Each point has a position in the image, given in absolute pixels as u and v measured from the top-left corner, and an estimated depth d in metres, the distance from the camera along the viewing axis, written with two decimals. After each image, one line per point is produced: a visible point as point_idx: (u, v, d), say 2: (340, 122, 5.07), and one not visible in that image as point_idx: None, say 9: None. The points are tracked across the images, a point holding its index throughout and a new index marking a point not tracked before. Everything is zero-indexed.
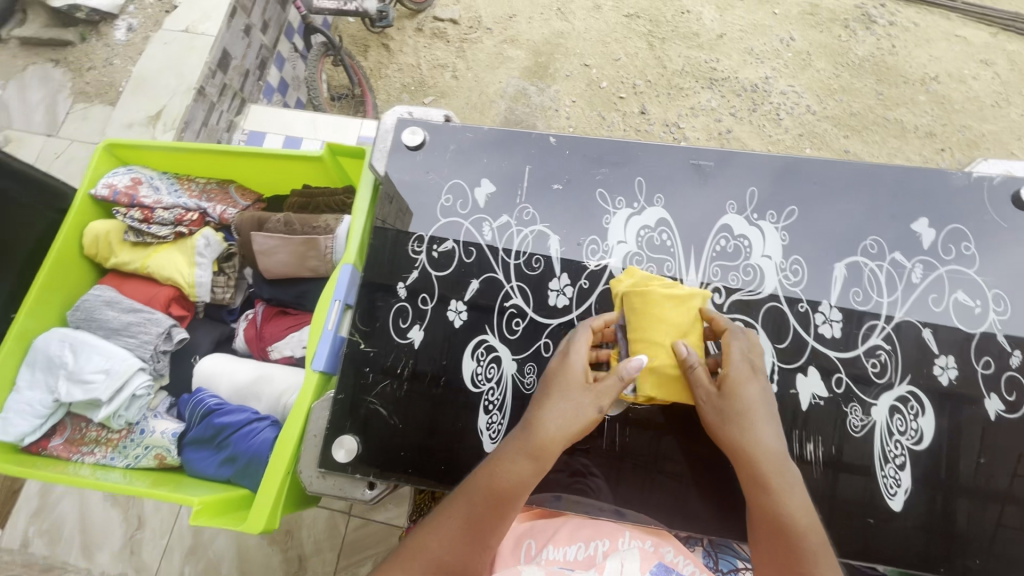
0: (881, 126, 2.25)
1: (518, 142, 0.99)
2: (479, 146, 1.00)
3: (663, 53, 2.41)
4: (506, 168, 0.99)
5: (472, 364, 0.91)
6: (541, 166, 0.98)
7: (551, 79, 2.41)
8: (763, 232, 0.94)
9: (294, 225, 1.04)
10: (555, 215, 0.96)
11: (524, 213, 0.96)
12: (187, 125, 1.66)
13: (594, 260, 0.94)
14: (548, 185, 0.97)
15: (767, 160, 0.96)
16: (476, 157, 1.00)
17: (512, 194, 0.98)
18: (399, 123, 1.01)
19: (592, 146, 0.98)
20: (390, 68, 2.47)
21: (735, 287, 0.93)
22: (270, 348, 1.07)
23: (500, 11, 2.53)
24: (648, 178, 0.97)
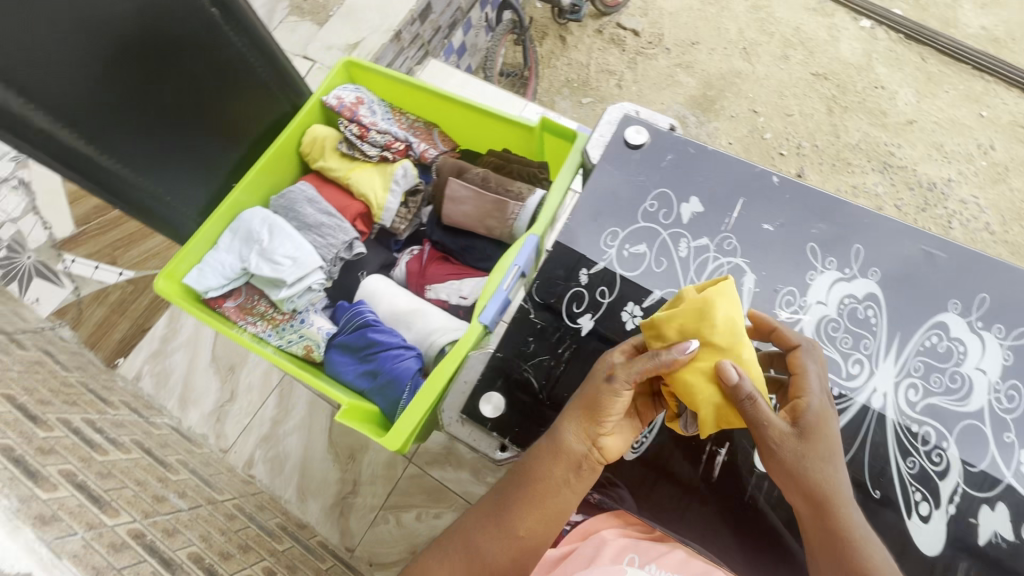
0: None
1: (740, 171, 0.96)
2: (699, 163, 0.98)
3: (841, 122, 2.28)
4: (721, 191, 0.96)
5: None
6: (757, 201, 0.94)
7: (714, 115, 2.34)
8: (984, 344, 0.86)
9: (490, 182, 1.09)
10: (758, 255, 0.92)
11: (726, 242, 0.93)
12: (377, 61, 1.78)
13: (786, 312, 0.89)
14: (758, 224, 0.93)
15: (1008, 272, 0.88)
16: (694, 173, 0.97)
17: (719, 219, 0.94)
18: (626, 119, 1.00)
19: (815, 198, 0.94)
20: (560, 60, 2.47)
21: (936, 389, 0.85)
22: (427, 287, 1.12)
23: (684, 35, 2.48)
24: (865, 249, 0.91)
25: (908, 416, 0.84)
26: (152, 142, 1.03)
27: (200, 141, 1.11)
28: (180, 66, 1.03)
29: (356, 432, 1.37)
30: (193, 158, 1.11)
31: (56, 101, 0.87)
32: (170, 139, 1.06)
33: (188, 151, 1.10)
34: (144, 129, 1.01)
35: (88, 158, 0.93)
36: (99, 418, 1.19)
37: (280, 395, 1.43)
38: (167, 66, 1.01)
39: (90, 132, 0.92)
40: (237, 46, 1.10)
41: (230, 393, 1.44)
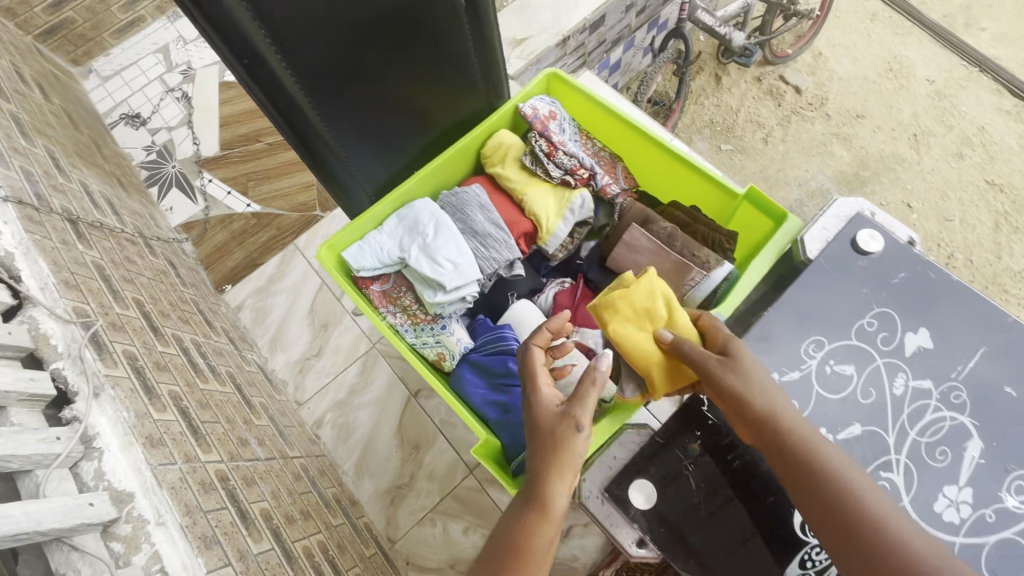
0: None
1: (988, 315, 0.81)
2: (937, 292, 0.83)
3: (1007, 243, 2.04)
4: (963, 335, 0.80)
5: None
6: (1002, 356, 0.79)
7: (862, 197, 2.15)
8: None
9: (675, 242, 0.96)
10: (993, 422, 0.77)
11: (954, 395, 0.78)
12: (539, 62, 1.75)
13: (1017, 502, 0.73)
14: (1000, 386, 0.78)
15: None
16: (928, 301, 0.83)
17: (951, 365, 0.80)
18: (859, 219, 0.87)
19: None
20: (709, 100, 2.36)
21: None
22: (575, 329, 1.02)
23: (851, 105, 2.30)
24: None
25: None
26: (358, 120, 0.83)
27: (399, 128, 0.92)
28: (438, 48, 0.84)
29: (426, 426, 1.36)
30: (383, 143, 0.92)
31: (302, 55, 0.69)
32: (375, 121, 0.86)
33: (383, 136, 0.91)
34: (360, 107, 0.82)
35: (300, 113, 0.74)
36: (204, 341, 1.23)
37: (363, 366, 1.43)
38: (416, 48, 0.80)
39: (308, 88, 0.73)
40: (487, 44, 0.90)
41: (319, 350, 1.46)
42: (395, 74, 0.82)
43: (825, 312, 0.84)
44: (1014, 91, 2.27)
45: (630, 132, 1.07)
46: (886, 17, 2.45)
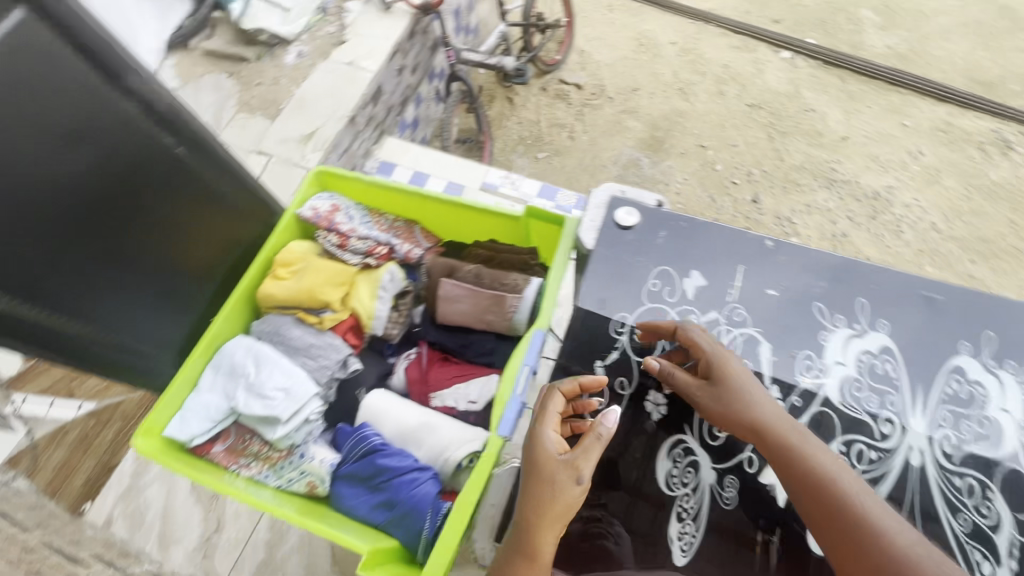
0: (1013, 258, 2.12)
1: (733, 242, 1.01)
2: (690, 240, 1.01)
3: (783, 146, 2.42)
4: (726, 260, 1.00)
5: (667, 464, 0.90)
6: (756, 270, 0.98)
7: (665, 154, 2.44)
8: (1001, 383, 0.89)
9: (484, 278, 1.08)
10: (773, 317, 0.95)
11: (735, 313, 0.95)
12: (336, 147, 1.77)
13: (808, 376, 0.90)
14: (766, 287, 0.97)
15: (1006, 309, 0.93)
16: (688, 248, 1.01)
17: (723, 291, 0.97)
18: (614, 202, 1.05)
19: (809, 259, 0.98)
20: (511, 120, 2.55)
21: (968, 437, 0.86)
22: (432, 394, 1.07)
23: (624, 83, 2.63)
24: (869, 303, 0.95)
25: (949, 472, 0.84)
26: (114, 289, 0.98)
27: (163, 278, 1.06)
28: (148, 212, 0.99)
29: None
30: (154, 296, 1.06)
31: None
32: (131, 285, 1.01)
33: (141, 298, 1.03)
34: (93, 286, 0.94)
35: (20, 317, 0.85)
36: None
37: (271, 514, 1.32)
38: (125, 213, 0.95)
39: (37, 292, 0.86)
40: (205, 180, 1.05)
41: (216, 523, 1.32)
42: (127, 239, 0.97)
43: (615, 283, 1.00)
44: (735, 30, 2.73)
45: (414, 198, 1.15)
46: (620, 6, 2.85)
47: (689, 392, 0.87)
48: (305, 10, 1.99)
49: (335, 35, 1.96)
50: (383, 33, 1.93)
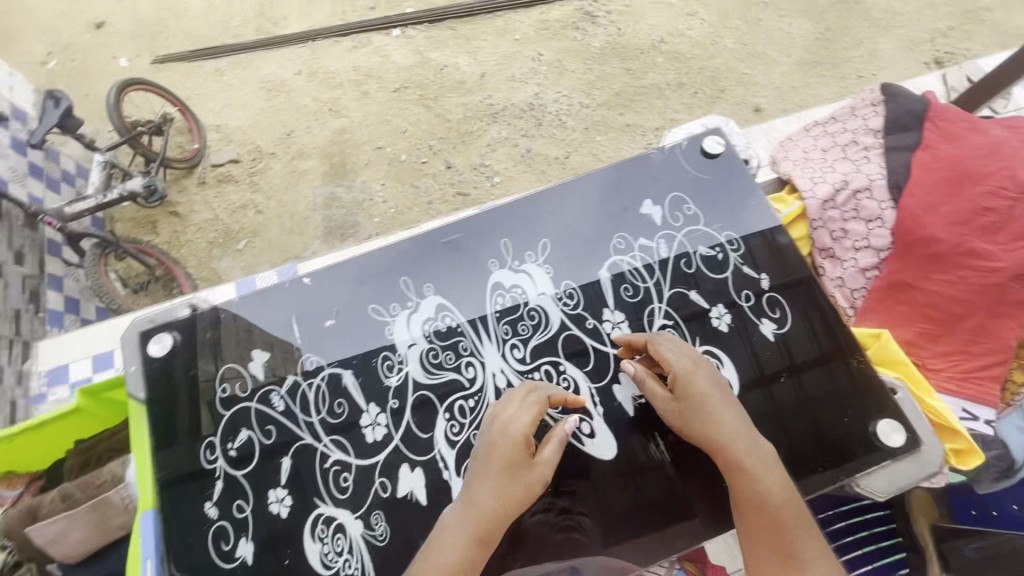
0: (643, 94, 2.55)
1: (277, 304, 1.06)
2: (238, 327, 1.04)
3: (442, 108, 2.57)
4: (287, 317, 1.05)
5: (317, 547, 0.90)
6: (308, 313, 1.04)
7: (353, 174, 2.44)
8: (530, 274, 1.06)
9: (76, 495, 1.08)
10: (342, 341, 1.02)
11: (309, 362, 1.01)
12: None
13: (393, 376, 1.00)
14: (326, 319, 1.04)
15: (504, 214, 1.11)
16: (240, 336, 1.03)
17: (290, 351, 1.02)
18: (141, 336, 1.00)
19: (346, 273, 1.07)
20: (190, 231, 2.34)
21: (528, 334, 1.03)
22: None
23: (277, 133, 2.55)
24: (409, 276, 1.07)
25: (528, 373, 1.00)
26: None
27: None
28: None
29: None
30: None
31: None
32: None
33: None
34: None
35: None
36: None
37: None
38: None
39: None
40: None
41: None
42: None
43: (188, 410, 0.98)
44: (343, 33, 2.76)
45: None
46: (228, 66, 2.72)
47: (656, 400, 0.89)
48: None
49: None
50: None
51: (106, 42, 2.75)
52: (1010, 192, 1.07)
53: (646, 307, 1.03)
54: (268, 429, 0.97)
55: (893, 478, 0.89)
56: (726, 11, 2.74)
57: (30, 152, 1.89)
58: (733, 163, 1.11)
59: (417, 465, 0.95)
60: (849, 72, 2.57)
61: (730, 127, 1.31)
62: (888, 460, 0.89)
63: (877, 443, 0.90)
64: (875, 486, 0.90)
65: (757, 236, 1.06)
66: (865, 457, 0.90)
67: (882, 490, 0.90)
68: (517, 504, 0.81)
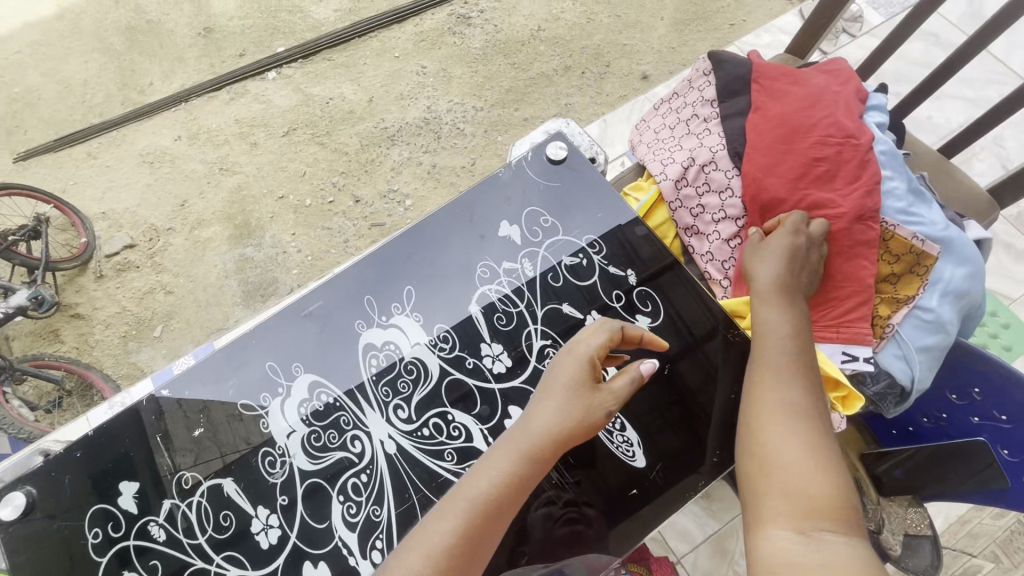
0: (533, 85, 2.55)
1: (140, 426, 1.05)
2: (101, 462, 1.02)
3: (337, 143, 2.49)
4: (168, 432, 1.05)
5: None
6: (178, 423, 1.05)
7: (261, 229, 2.34)
8: (400, 326, 1.12)
9: None
10: (241, 437, 1.05)
11: (185, 481, 1.01)
12: None
13: (278, 473, 1.02)
14: (208, 425, 1.05)
15: (356, 277, 1.16)
16: (104, 472, 1.01)
17: (164, 473, 1.02)
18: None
19: (213, 370, 1.10)
20: (97, 331, 2.18)
21: (409, 389, 1.08)
22: None
23: (169, 205, 2.41)
24: (280, 362, 1.10)
25: (414, 429, 1.04)
26: None
27: None
28: None
29: None
30: None
31: None
32: None
33: None
34: None
35: None
36: None
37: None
38: None
39: None
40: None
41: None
42: None
43: (63, 567, 0.96)
44: (215, 87, 2.64)
45: None
46: (100, 147, 2.55)
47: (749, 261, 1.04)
48: None
49: None
50: None
51: None
52: (836, 137, 1.11)
53: (521, 330, 1.11)
54: (150, 564, 0.96)
55: None
56: None
57: None
58: (579, 164, 1.23)
59: (317, 557, 0.96)
60: (721, 22, 2.65)
61: (575, 128, 1.37)
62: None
63: None
64: None
65: (613, 231, 1.19)
66: None
67: None
68: (585, 427, 0.83)
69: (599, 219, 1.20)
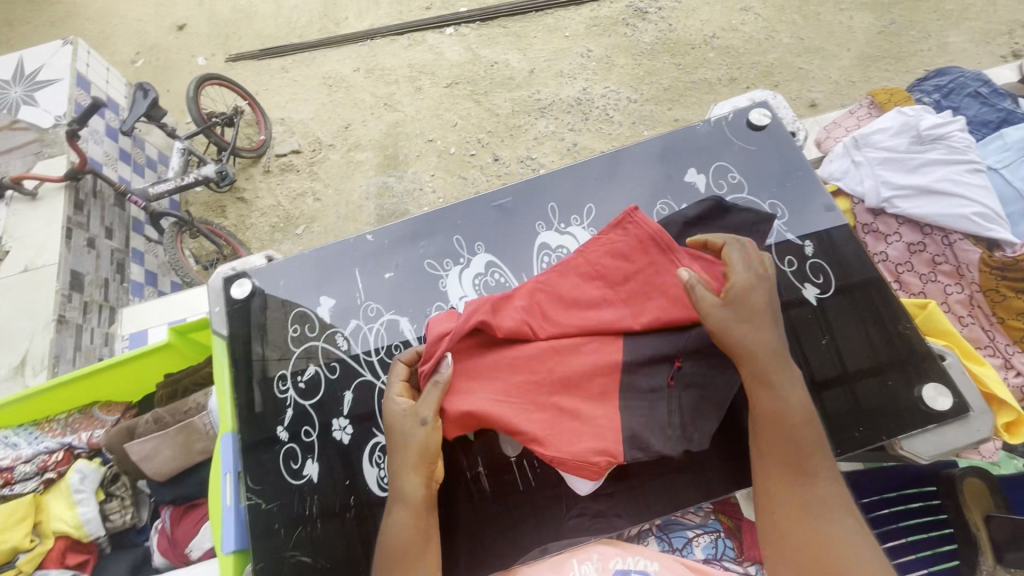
0: (692, 89, 2.52)
1: (343, 255, 1.06)
2: (311, 275, 1.05)
3: (490, 104, 2.64)
4: (326, 285, 1.05)
5: (374, 470, 0.90)
6: (366, 265, 1.04)
7: (406, 164, 2.55)
8: (575, 236, 1.03)
9: (165, 418, 1.03)
10: (396, 306, 1.01)
11: (370, 310, 1.01)
12: (59, 358, 1.60)
13: None
14: (364, 283, 1.02)
15: (550, 179, 1.08)
16: (314, 282, 1.05)
17: (347, 299, 1.02)
18: (225, 281, 1.04)
19: (406, 229, 1.07)
20: (253, 216, 2.50)
21: None
22: (188, 549, 1.00)
23: (335, 126, 2.68)
24: (449, 241, 1.05)
25: None
26: None
27: None
28: None
29: None
30: None
31: None
32: None
33: None
34: None
35: None
36: None
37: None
38: None
39: None
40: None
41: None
42: None
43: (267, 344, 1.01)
44: (399, 32, 2.89)
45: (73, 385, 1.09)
46: (293, 64, 2.89)
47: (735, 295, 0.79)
48: None
49: None
50: (43, 219, 1.76)
51: (187, 41, 3.00)
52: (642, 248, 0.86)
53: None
54: (332, 365, 0.99)
55: (938, 443, 0.83)
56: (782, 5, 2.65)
57: (122, 138, 2.09)
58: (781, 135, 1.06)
59: None
60: (914, 66, 2.45)
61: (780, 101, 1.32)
62: (931, 424, 0.84)
63: (919, 406, 0.85)
64: (918, 447, 0.83)
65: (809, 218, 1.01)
66: (903, 419, 0.84)
67: (925, 454, 0.83)
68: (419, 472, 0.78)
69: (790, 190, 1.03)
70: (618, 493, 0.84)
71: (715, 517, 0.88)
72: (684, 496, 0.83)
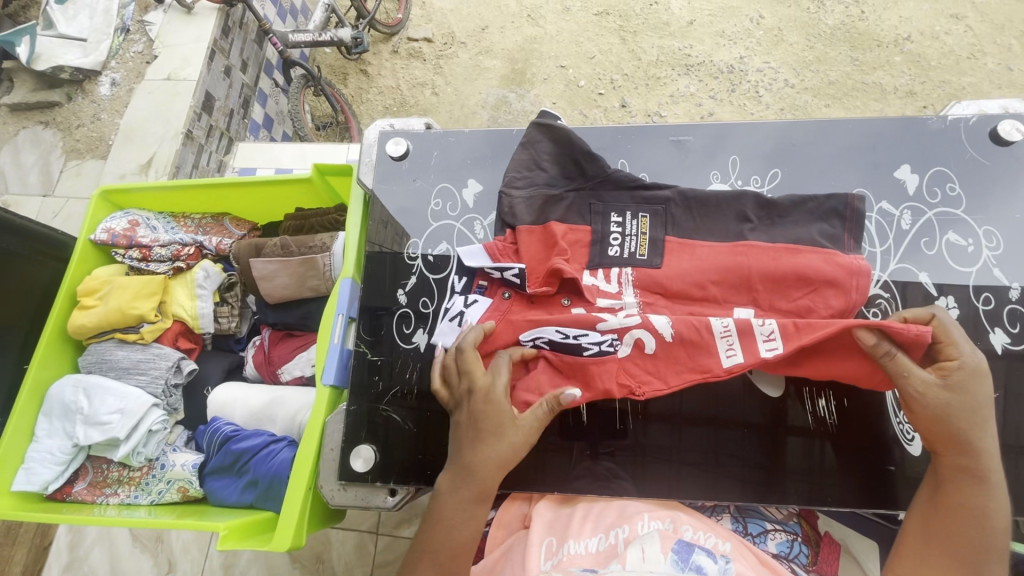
0: (861, 91, 2.19)
1: (491, 132, 0.77)
2: (454, 147, 0.76)
3: (636, 45, 2.39)
4: (417, 175, 0.76)
5: None
6: (495, 153, 0.75)
7: (530, 84, 2.41)
8: None
9: (290, 246, 0.81)
10: None
11: None
12: (177, 169, 1.69)
13: None
14: (462, 180, 0.75)
15: (763, 129, 0.72)
16: (458, 157, 0.76)
17: (456, 191, 0.75)
18: (377, 132, 0.78)
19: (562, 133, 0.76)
20: (371, 92, 2.51)
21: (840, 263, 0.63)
22: (279, 370, 0.83)
23: (472, 24, 2.54)
24: None
25: None
26: None
27: None
28: None
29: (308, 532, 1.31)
30: None
31: None
32: None
33: None
34: None
35: None
36: None
37: (147, 548, 1.09)
38: None
39: None
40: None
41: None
42: None
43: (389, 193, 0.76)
44: None
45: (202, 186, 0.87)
46: None
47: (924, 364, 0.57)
48: (103, 35, 1.84)
49: (145, 52, 1.82)
50: (193, 35, 1.80)
51: None
52: (785, 276, 0.59)
53: (995, 304, 0.63)
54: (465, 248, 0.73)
55: None
56: (1003, 23, 2.24)
57: None
58: None
59: None
60: None
61: None
62: None
63: None
64: None
65: None
66: None
67: None
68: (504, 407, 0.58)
69: (1022, 227, 0.65)
70: (698, 453, 0.66)
71: (799, 521, 0.66)
72: (736, 475, 0.65)
